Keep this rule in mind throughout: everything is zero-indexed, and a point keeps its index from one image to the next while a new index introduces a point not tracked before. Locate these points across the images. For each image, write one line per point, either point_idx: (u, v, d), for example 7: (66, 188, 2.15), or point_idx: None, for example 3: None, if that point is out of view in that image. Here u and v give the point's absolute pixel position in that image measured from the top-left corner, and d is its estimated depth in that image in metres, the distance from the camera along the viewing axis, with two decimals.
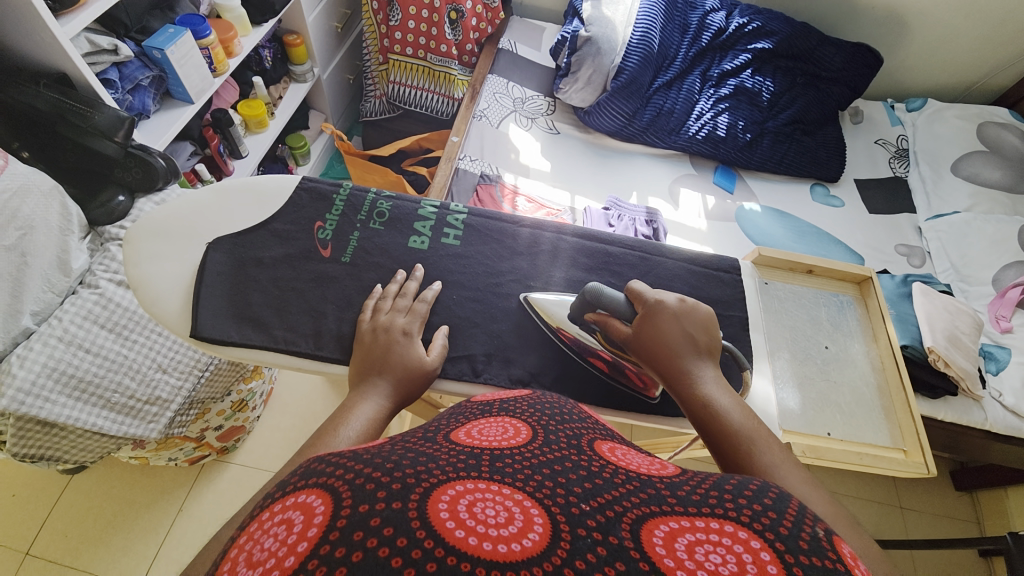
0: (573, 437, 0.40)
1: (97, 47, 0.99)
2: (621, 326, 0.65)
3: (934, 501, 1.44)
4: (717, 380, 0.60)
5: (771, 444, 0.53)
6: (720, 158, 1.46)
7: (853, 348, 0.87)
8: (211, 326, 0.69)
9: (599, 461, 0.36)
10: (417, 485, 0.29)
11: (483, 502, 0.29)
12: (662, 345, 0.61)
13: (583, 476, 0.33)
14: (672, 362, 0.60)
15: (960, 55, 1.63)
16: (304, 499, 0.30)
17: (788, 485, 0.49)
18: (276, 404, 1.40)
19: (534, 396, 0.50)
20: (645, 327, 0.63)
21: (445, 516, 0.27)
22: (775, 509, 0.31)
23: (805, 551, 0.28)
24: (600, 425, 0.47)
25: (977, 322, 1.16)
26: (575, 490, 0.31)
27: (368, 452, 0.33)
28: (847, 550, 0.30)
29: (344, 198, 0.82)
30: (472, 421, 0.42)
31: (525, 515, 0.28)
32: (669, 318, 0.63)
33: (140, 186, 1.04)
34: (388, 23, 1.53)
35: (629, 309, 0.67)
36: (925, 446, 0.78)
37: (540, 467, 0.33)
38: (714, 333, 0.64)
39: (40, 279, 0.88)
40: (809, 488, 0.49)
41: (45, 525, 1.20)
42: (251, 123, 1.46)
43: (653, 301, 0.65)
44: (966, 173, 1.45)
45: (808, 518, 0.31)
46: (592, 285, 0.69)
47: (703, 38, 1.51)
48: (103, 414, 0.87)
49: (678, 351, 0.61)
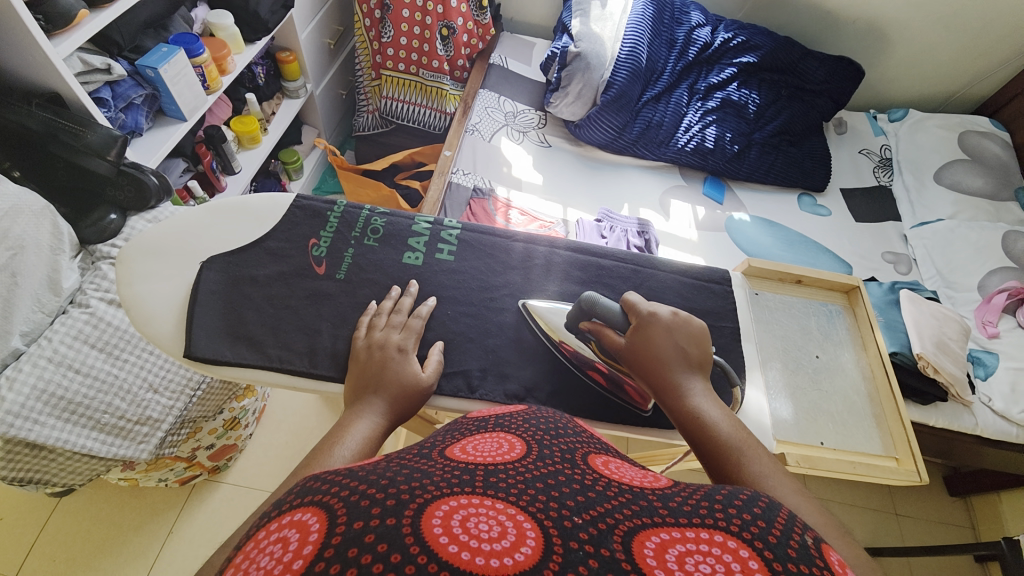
0: (567, 451, 0.40)
1: (89, 67, 0.99)
2: (615, 336, 0.66)
3: (929, 507, 1.45)
4: (709, 393, 0.60)
5: (762, 454, 0.54)
6: (709, 169, 1.49)
7: (843, 356, 0.88)
8: (205, 346, 0.69)
9: (593, 475, 0.36)
10: (411, 501, 0.29)
11: (476, 517, 0.29)
12: (655, 358, 0.62)
13: (576, 489, 0.33)
14: (665, 375, 0.61)
15: (939, 67, 1.68)
16: (300, 517, 0.30)
17: (779, 496, 0.49)
18: (269, 420, 1.39)
19: (529, 411, 0.50)
20: (637, 340, 0.64)
21: (438, 532, 0.28)
22: (763, 518, 0.32)
23: (793, 559, 0.29)
24: (594, 438, 0.47)
25: (964, 328, 1.18)
26: (567, 503, 0.31)
27: (364, 470, 0.34)
28: (835, 558, 0.31)
29: (338, 214, 0.82)
30: (467, 437, 0.43)
31: (518, 529, 0.29)
32: (663, 332, 0.64)
33: (133, 205, 1.04)
34: (381, 39, 1.56)
35: (623, 319, 0.67)
36: (917, 453, 0.79)
37: (533, 481, 0.33)
38: (707, 347, 0.65)
39: (30, 299, 0.87)
40: (802, 498, 0.49)
41: (32, 550, 1.17)
42: (244, 139, 1.46)
43: (647, 314, 0.65)
44: (949, 181, 1.48)
45: (796, 527, 0.32)
46: (589, 294, 0.70)
47: (690, 53, 1.54)
48: (92, 435, 0.86)
49: (670, 364, 0.61)
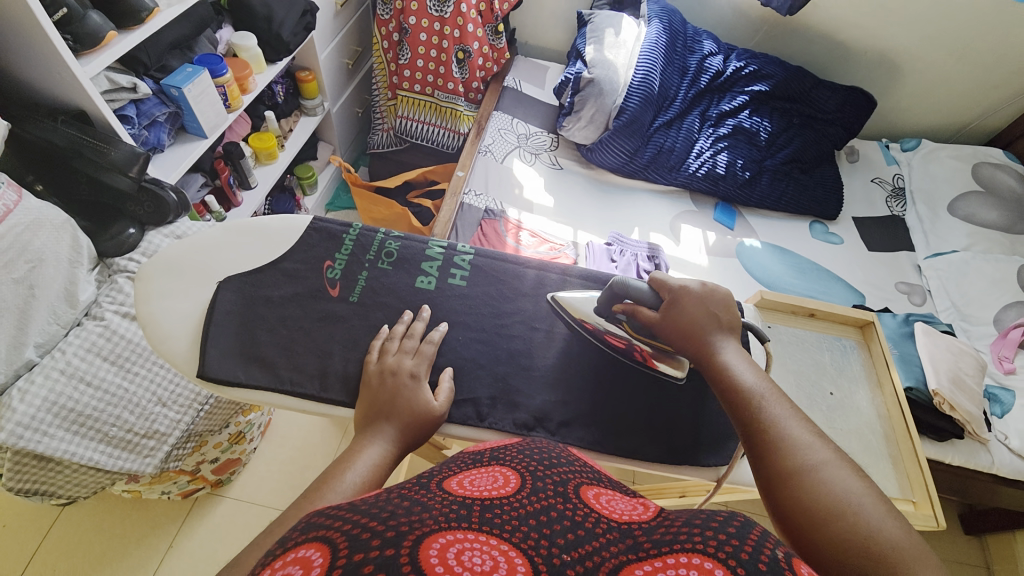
0: (560, 483, 0.41)
1: (117, 85, 1.02)
2: (650, 314, 0.69)
3: (943, 545, 1.41)
4: (739, 352, 0.65)
5: (781, 402, 0.59)
6: (720, 195, 1.49)
7: (857, 394, 0.86)
8: (218, 365, 0.69)
9: (583, 511, 0.37)
10: (410, 532, 0.30)
11: (470, 551, 0.30)
12: (688, 325, 0.67)
13: (566, 527, 0.34)
14: (698, 338, 0.66)
15: (952, 98, 1.68)
16: (304, 553, 0.29)
17: (795, 438, 0.55)
18: (274, 434, 1.38)
19: (523, 442, 0.51)
20: (671, 313, 0.68)
21: (434, 561, 0.28)
22: (737, 537, 0.32)
23: (764, 573, 0.29)
24: (588, 468, 0.48)
25: (980, 363, 1.16)
26: (557, 541, 0.32)
27: (365, 504, 0.34)
28: (805, 572, 0.32)
29: (354, 237, 0.83)
30: (464, 469, 0.43)
31: (509, 562, 0.29)
32: (694, 301, 0.68)
33: (151, 220, 1.06)
34: (398, 61, 1.60)
35: (657, 299, 0.70)
36: (934, 497, 0.77)
37: (526, 519, 0.34)
38: (734, 313, 0.69)
39: (46, 311, 0.88)
40: (815, 439, 0.55)
41: (31, 559, 1.16)
42: (261, 155, 1.49)
43: (677, 287, 0.69)
44: (963, 213, 1.48)
45: (769, 540, 0.33)
46: (618, 277, 0.72)
47: (702, 80, 1.55)
48: (99, 449, 0.86)
49: (703, 329, 0.66)
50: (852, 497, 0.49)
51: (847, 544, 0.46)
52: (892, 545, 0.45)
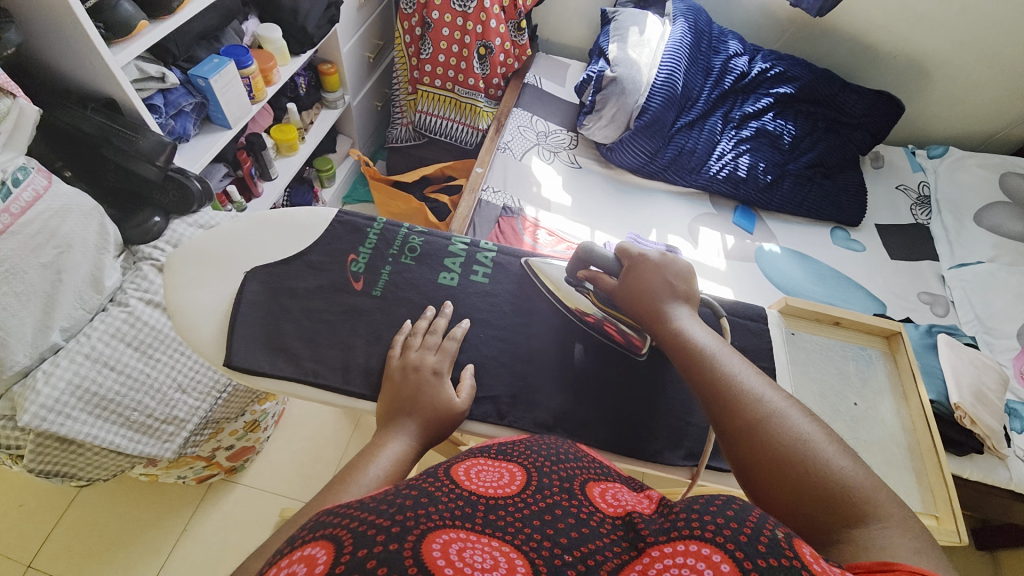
0: (566, 479, 0.42)
1: (145, 74, 1.04)
2: (609, 280, 0.72)
3: (955, 560, 1.38)
4: (692, 316, 0.65)
5: (735, 358, 0.59)
6: (740, 198, 1.47)
7: (882, 407, 0.84)
8: (243, 355, 0.70)
9: (589, 509, 0.38)
10: (415, 526, 0.31)
11: (471, 549, 0.31)
12: (644, 291, 0.68)
13: (571, 524, 0.36)
14: (652, 304, 0.66)
15: (981, 106, 1.64)
16: (310, 551, 0.30)
17: (749, 389, 0.55)
18: (287, 424, 1.40)
19: (532, 438, 0.51)
20: (627, 275, 0.70)
21: (437, 557, 0.29)
22: (735, 520, 0.34)
23: (762, 555, 0.31)
24: (596, 463, 0.49)
25: (1003, 377, 1.13)
26: (560, 541, 0.34)
27: (374, 500, 0.34)
28: (807, 551, 0.33)
29: (378, 231, 0.83)
30: (472, 459, 0.44)
31: (509, 563, 0.31)
32: (652, 268, 0.69)
33: (175, 208, 1.07)
34: (419, 56, 1.60)
35: (617, 264, 0.73)
36: (957, 513, 0.76)
37: (530, 520, 0.35)
38: (693, 284, 0.69)
39: (73, 296, 0.89)
40: (770, 389, 0.55)
41: (49, 538, 1.19)
42: (282, 147, 1.50)
43: (638, 254, 0.71)
44: (989, 224, 1.44)
45: (767, 523, 0.34)
46: (585, 244, 0.76)
47: (726, 81, 1.53)
48: (120, 432, 0.88)
49: (656, 294, 0.67)
50: (807, 442, 0.50)
51: (810, 485, 0.47)
52: (850, 484, 0.47)
